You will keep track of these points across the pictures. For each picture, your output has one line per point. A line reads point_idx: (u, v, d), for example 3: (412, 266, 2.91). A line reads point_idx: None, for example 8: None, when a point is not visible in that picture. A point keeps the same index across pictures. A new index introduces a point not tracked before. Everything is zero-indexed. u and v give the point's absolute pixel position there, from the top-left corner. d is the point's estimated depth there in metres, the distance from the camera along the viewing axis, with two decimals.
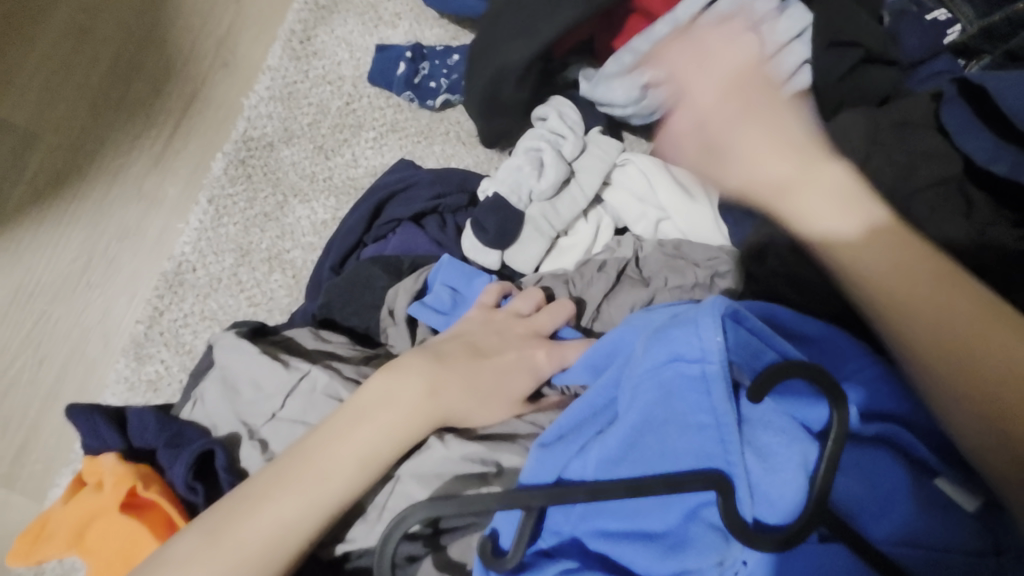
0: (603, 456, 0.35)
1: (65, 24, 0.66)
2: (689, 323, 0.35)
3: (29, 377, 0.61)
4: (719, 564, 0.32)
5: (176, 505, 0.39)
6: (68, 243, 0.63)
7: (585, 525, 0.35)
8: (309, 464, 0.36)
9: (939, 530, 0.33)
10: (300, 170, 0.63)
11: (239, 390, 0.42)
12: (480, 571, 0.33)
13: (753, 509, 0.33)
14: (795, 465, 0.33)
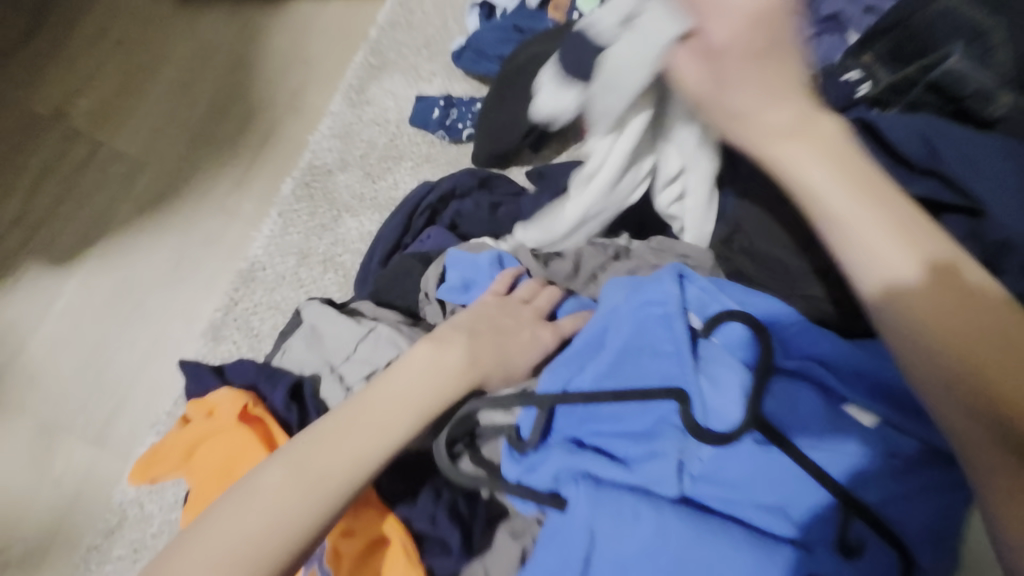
0: (595, 375, 0.47)
1: (172, 78, 0.83)
2: (657, 280, 0.49)
3: (128, 352, 0.75)
4: (681, 452, 0.44)
5: (275, 420, 0.52)
6: (164, 247, 0.78)
7: (583, 426, 0.46)
8: (369, 407, 0.45)
9: (846, 434, 0.45)
10: (352, 192, 0.78)
11: (323, 339, 0.56)
12: (507, 452, 0.46)
13: (706, 418, 0.45)
14: (736, 383, 0.45)
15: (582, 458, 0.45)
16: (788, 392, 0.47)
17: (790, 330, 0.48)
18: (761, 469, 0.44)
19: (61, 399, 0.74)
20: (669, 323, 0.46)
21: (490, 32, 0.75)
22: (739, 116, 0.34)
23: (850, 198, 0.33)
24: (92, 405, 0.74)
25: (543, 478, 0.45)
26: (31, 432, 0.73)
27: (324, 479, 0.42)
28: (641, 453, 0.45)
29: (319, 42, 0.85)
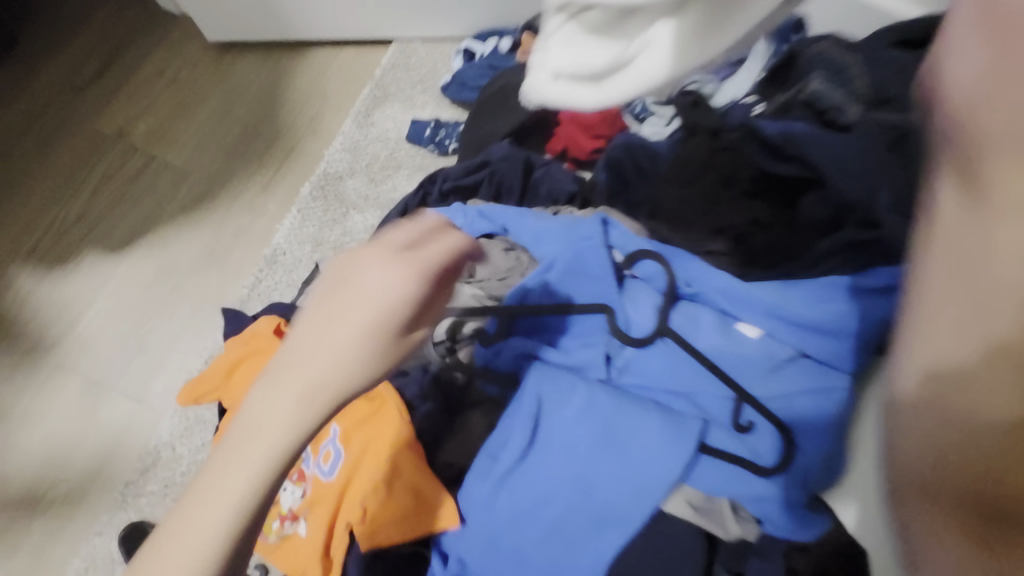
0: (543, 293, 0.65)
1: (213, 106, 1.01)
2: (585, 225, 0.67)
3: (165, 323, 0.88)
4: (610, 346, 0.63)
5: None
6: (201, 237, 0.93)
7: (536, 329, 0.64)
8: (246, 438, 0.33)
9: (726, 340, 0.64)
10: (359, 193, 0.96)
11: None
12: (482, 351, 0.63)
13: (629, 327, 0.64)
14: (650, 303, 0.64)
15: (537, 349, 0.62)
16: (691, 312, 0.65)
17: (696, 269, 0.67)
18: (673, 360, 0.62)
19: (105, 363, 0.86)
20: (594, 252, 0.64)
21: (472, 71, 0.96)
22: (983, 129, 0.21)
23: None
24: (132, 368, 0.86)
25: (504, 363, 0.63)
26: (78, 391, 0.85)
27: (322, 385, 0.33)
28: (577, 350, 0.63)
29: (334, 78, 1.04)
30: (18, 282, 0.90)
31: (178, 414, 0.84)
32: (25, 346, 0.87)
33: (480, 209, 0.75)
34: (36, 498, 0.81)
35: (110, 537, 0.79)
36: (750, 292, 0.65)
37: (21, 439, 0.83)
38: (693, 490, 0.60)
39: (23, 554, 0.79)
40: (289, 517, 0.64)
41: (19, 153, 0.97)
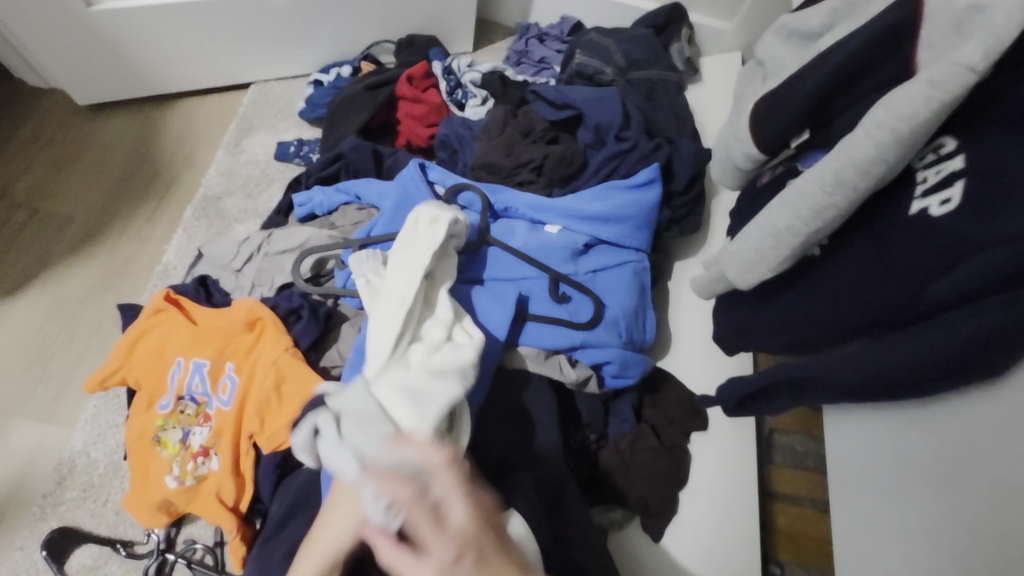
0: (385, 225, 0.81)
1: (91, 158, 1.13)
2: (410, 170, 0.86)
3: (66, 347, 0.95)
4: None
5: (188, 299, 0.78)
6: (93, 269, 1.02)
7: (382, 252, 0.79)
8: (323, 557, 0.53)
9: (536, 239, 0.84)
10: (239, 208, 1.09)
11: (218, 259, 0.85)
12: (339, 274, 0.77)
13: None
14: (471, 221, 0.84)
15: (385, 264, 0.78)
16: (507, 224, 0.86)
17: (510, 195, 0.87)
18: (497, 260, 0.81)
19: (10, 395, 0.92)
20: (418, 187, 0.84)
21: (320, 92, 1.15)
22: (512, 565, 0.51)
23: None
24: (37, 394, 0.92)
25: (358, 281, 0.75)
26: None
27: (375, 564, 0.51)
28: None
29: (202, 121, 1.20)
30: None
31: (88, 422, 0.90)
32: None
33: (335, 185, 0.91)
34: None
35: (30, 550, 0.82)
36: (553, 203, 0.87)
37: None
38: (533, 349, 0.77)
39: None
40: (200, 454, 0.73)
41: None
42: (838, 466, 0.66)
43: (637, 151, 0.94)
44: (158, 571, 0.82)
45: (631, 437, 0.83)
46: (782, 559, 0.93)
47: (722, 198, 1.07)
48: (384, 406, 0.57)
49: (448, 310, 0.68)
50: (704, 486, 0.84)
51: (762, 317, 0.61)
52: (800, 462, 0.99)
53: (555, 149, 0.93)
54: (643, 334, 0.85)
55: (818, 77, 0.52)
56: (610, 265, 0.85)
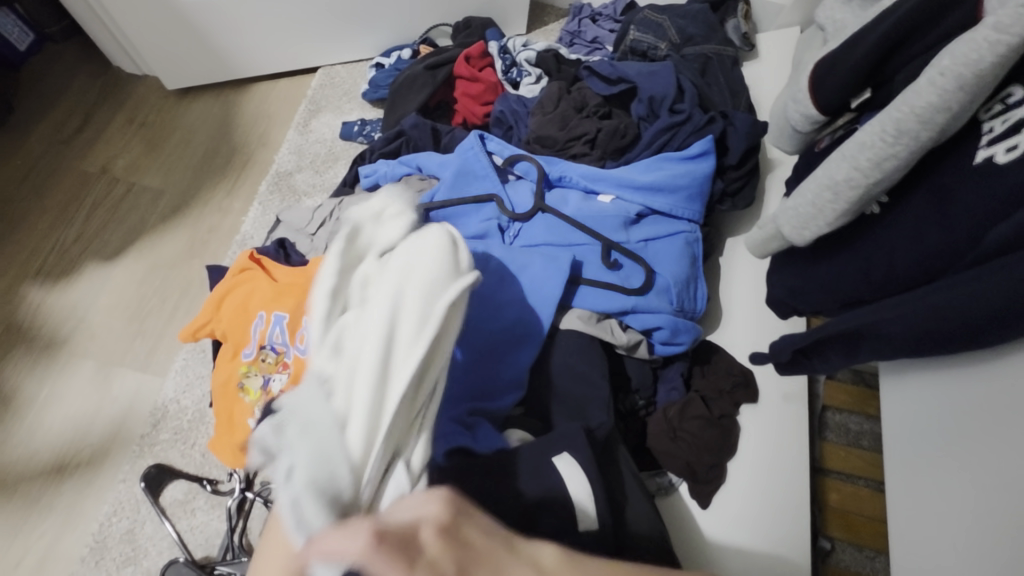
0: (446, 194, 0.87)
1: (178, 137, 1.24)
2: (469, 142, 0.91)
3: (161, 307, 1.07)
4: (500, 221, 0.84)
5: (270, 260, 0.87)
6: (181, 238, 1.13)
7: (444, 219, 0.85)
8: None
9: (589, 207, 0.87)
10: (308, 182, 1.17)
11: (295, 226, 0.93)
12: None
13: (512, 207, 0.86)
14: (527, 191, 0.88)
15: None
16: (561, 193, 0.89)
17: (564, 165, 0.90)
18: (550, 226, 0.84)
19: (113, 346, 1.04)
20: (477, 157, 0.88)
21: (383, 74, 1.21)
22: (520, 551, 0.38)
23: None
24: (136, 346, 1.04)
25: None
26: (91, 370, 1.01)
27: None
28: (476, 224, 0.84)
29: (275, 103, 1.29)
30: (30, 295, 1.08)
31: (179, 373, 1.01)
32: (42, 344, 1.04)
33: (398, 158, 0.97)
34: (60, 462, 0.94)
35: (130, 481, 0.93)
36: (607, 173, 0.89)
37: (45, 418, 0.98)
38: (585, 312, 0.79)
39: (52, 509, 0.91)
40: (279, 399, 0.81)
41: (20, 197, 1.17)
42: (893, 432, 0.65)
43: (691, 123, 0.94)
44: (238, 507, 0.89)
45: (681, 404, 0.84)
46: (833, 535, 0.90)
47: (778, 173, 1.06)
48: (335, 412, 0.44)
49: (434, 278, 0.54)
50: (753, 456, 0.84)
51: (819, 276, 0.62)
52: (854, 442, 0.97)
53: (608, 125, 0.96)
54: (693, 304, 0.86)
55: (880, 33, 0.52)
56: (662, 234, 0.87)
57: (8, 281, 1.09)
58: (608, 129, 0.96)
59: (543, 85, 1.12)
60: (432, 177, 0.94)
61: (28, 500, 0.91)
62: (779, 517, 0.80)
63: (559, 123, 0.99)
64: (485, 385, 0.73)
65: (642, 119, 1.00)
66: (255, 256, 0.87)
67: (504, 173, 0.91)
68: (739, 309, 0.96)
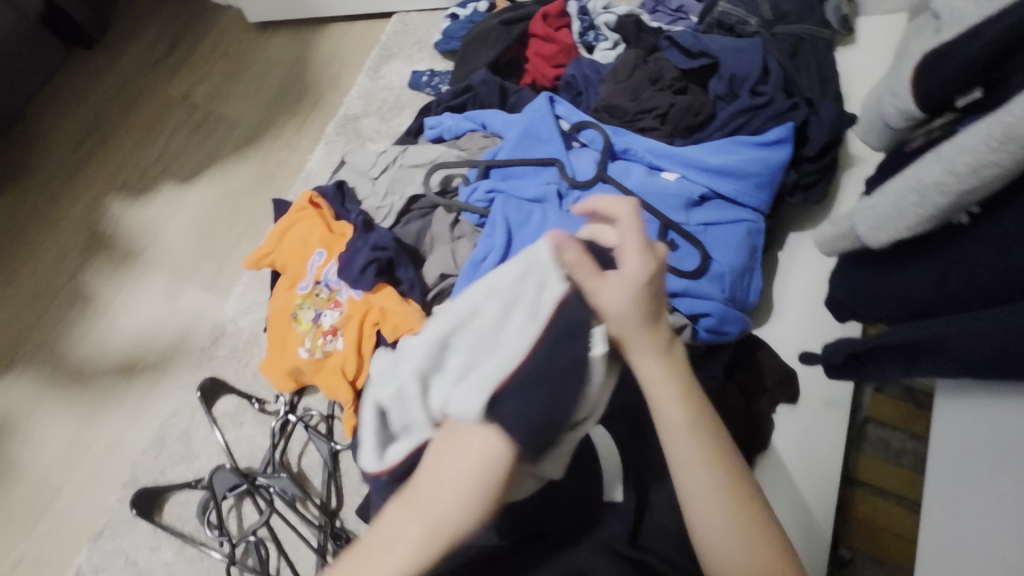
0: (508, 154, 0.86)
1: (255, 71, 1.28)
2: (537, 103, 0.90)
3: (227, 233, 1.13)
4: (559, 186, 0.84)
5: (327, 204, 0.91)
6: (251, 169, 1.18)
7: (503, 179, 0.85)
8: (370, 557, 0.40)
9: (650, 183, 0.85)
10: (374, 128, 1.19)
11: (357, 169, 0.96)
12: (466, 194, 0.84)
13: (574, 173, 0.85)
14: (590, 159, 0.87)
15: (505, 188, 0.83)
16: (624, 165, 0.87)
17: (631, 138, 0.89)
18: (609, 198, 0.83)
19: (183, 262, 1.11)
20: (544, 119, 0.88)
21: (457, 25, 1.19)
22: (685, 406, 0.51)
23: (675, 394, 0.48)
24: (202, 266, 1.10)
25: (480, 198, 0.83)
26: (162, 283, 1.09)
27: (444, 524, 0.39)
28: (535, 187, 0.83)
29: (349, 45, 1.30)
30: (113, 207, 1.16)
31: (239, 296, 1.07)
32: (122, 253, 1.12)
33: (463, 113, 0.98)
34: (130, 363, 1.03)
35: (188, 388, 1.01)
36: (674, 151, 0.87)
37: (118, 321, 1.06)
38: None
39: (121, 403, 1.00)
40: (329, 333, 0.84)
41: (110, 114, 1.24)
42: (940, 456, 0.63)
43: (771, 107, 0.90)
44: (281, 428, 0.96)
45: (717, 392, 0.83)
46: (854, 546, 0.89)
47: (857, 171, 1.00)
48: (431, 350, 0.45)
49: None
50: (782, 455, 0.84)
51: (888, 281, 0.59)
52: (892, 458, 0.94)
53: (682, 102, 0.93)
54: (746, 295, 0.84)
55: (1001, 28, 0.48)
56: (723, 220, 0.85)
57: (94, 191, 1.18)
58: (681, 106, 0.93)
59: (619, 52, 1.08)
60: (495, 136, 0.94)
61: (102, 391, 1.01)
62: (802, 519, 0.79)
63: (632, 94, 0.96)
64: None
65: (719, 98, 0.96)
66: (314, 198, 0.91)
67: (569, 139, 0.90)
68: (793, 307, 0.93)
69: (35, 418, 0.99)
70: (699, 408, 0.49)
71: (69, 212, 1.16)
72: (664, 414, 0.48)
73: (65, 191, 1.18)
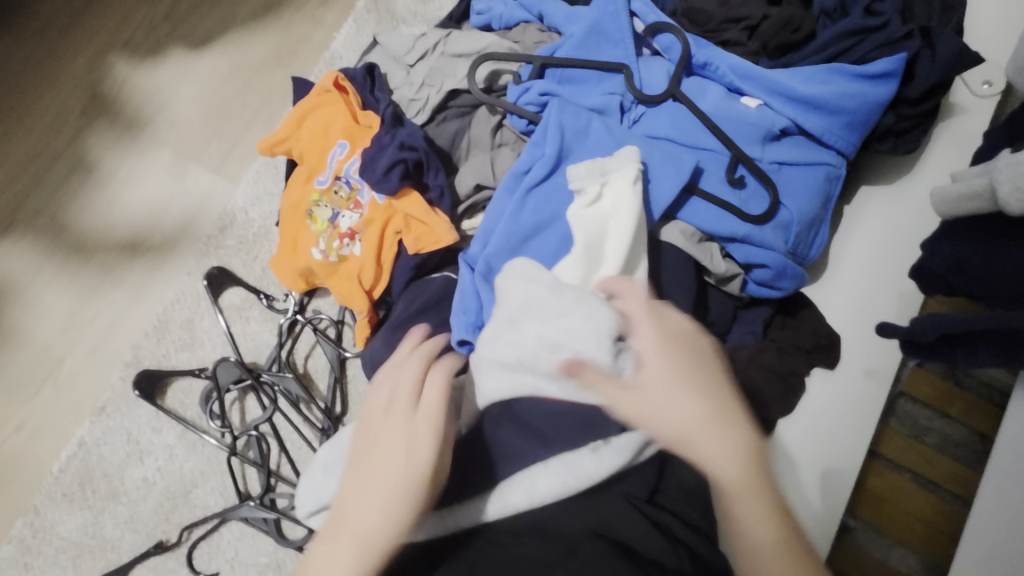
0: (567, 54, 0.74)
1: None
2: None
3: (241, 112, 1.03)
4: (622, 99, 0.73)
5: (353, 89, 0.80)
6: (270, 41, 1.06)
7: (560, 83, 0.74)
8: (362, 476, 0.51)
9: (727, 107, 0.73)
10: (410, 9, 1.05)
11: (391, 54, 0.84)
12: (515, 96, 0.73)
13: (641, 86, 0.73)
14: (662, 70, 0.74)
15: (561, 94, 0.72)
16: (699, 83, 0.75)
17: (714, 51, 0.76)
18: (679, 119, 0.72)
19: (192, 139, 1.02)
20: (615, 16, 0.74)
21: None
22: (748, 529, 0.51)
23: (756, 504, 0.51)
24: (212, 146, 1.01)
25: (531, 100, 0.73)
26: (168, 159, 1.01)
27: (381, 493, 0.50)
28: (596, 95, 0.73)
29: None
30: (117, 68, 1.05)
31: (250, 184, 0.99)
32: (126, 121, 1.03)
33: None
34: (134, 240, 0.97)
35: (194, 275, 0.95)
36: (762, 72, 0.74)
37: (122, 195, 0.99)
38: (687, 227, 0.70)
39: (124, 282, 0.96)
40: (347, 236, 0.77)
41: None
42: (997, 465, 0.64)
43: (885, 32, 0.76)
44: (289, 327, 0.92)
45: (754, 348, 0.75)
46: (860, 516, 0.86)
47: (955, 123, 0.87)
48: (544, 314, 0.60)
49: (617, 200, 0.64)
50: (814, 417, 0.76)
51: (991, 261, 0.55)
52: (916, 435, 0.90)
53: (780, 14, 0.78)
54: (808, 250, 0.75)
55: None
56: (802, 161, 0.74)
57: (97, 47, 1.06)
58: (777, 19, 0.78)
59: None
60: (553, 30, 0.81)
61: (106, 267, 0.96)
62: None
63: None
64: None
65: (825, 13, 0.81)
66: (339, 80, 0.80)
67: (640, 45, 0.77)
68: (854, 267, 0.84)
69: (35, 286, 0.95)
70: (756, 465, 0.51)
71: (70, 67, 1.05)
72: (724, 476, 0.51)
73: (64, 42, 1.06)
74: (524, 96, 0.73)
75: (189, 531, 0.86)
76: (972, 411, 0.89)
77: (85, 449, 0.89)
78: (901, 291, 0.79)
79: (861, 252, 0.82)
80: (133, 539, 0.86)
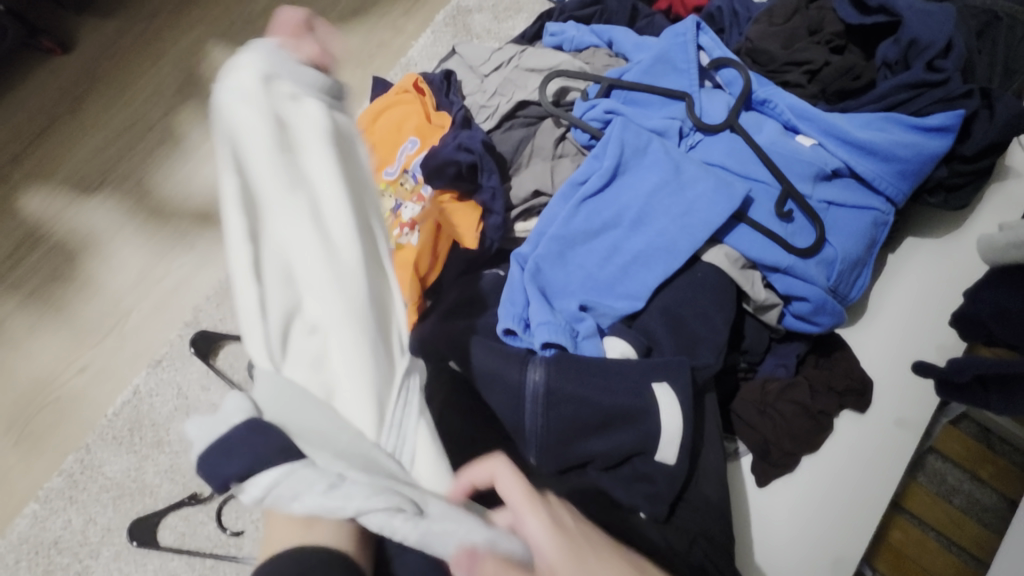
0: (632, 79, 0.79)
1: None
2: (680, 26, 0.81)
3: None
4: (680, 125, 0.77)
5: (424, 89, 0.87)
6: (351, 42, 1.14)
7: (624, 105, 0.79)
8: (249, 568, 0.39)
9: (782, 142, 0.76)
10: (485, 27, 1.13)
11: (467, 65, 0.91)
12: (581, 113, 0.78)
13: (701, 115, 0.78)
14: (722, 102, 0.78)
15: (623, 115, 0.77)
16: (758, 117, 0.79)
17: (774, 89, 0.80)
18: (734, 148, 0.75)
19: None
20: (683, 47, 0.79)
21: None
22: None
23: None
24: None
25: (596, 116, 0.78)
26: None
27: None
28: (657, 119, 0.77)
29: None
30: (213, 54, 1.15)
31: None
32: None
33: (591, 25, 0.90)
34: (206, 210, 1.05)
35: None
36: (819, 113, 0.78)
37: (202, 168, 1.08)
38: (733, 252, 0.72)
39: (194, 247, 1.03)
40: (407, 226, 0.80)
41: None
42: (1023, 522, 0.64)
43: (946, 88, 0.78)
44: None
45: (785, 381, 0.77)
46: (877, 567, 0.83)
47: (1008, 185, 0.88)
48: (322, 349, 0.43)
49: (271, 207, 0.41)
50: (841, 457, 0.76)
51: None
52: (944, 494, 0.89)
53: (842, 61, 0.82)
54: (848, 290, 0.76)
55: None
56: (851, 203, 0.76)
57: (198, 34, 1.17)
58: (838, 65, 0.82)
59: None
60: (620, 56, 0.87)
61: (179, 233, 1.04)
62: None
63: (783, 41, 0.85)
64: (606, 284, 0.71)
65: (887, 65, 0.84)
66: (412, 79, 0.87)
67: (704, 76, 0.82)
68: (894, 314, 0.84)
69: (115, 242, 1.03)
70: None
71: (171, 49, 1.15)
72: None
73: (170, 27, 1.17)
74: (589, 112, 0.78)
75: (222, 488, 0.90)
76: (1004, 478, 0.88)
77: (138, 397, 0.95)
78: (940, 344, 0.79)
79: (901, 299, 0.83)
80: (169, 488, 0.91)
